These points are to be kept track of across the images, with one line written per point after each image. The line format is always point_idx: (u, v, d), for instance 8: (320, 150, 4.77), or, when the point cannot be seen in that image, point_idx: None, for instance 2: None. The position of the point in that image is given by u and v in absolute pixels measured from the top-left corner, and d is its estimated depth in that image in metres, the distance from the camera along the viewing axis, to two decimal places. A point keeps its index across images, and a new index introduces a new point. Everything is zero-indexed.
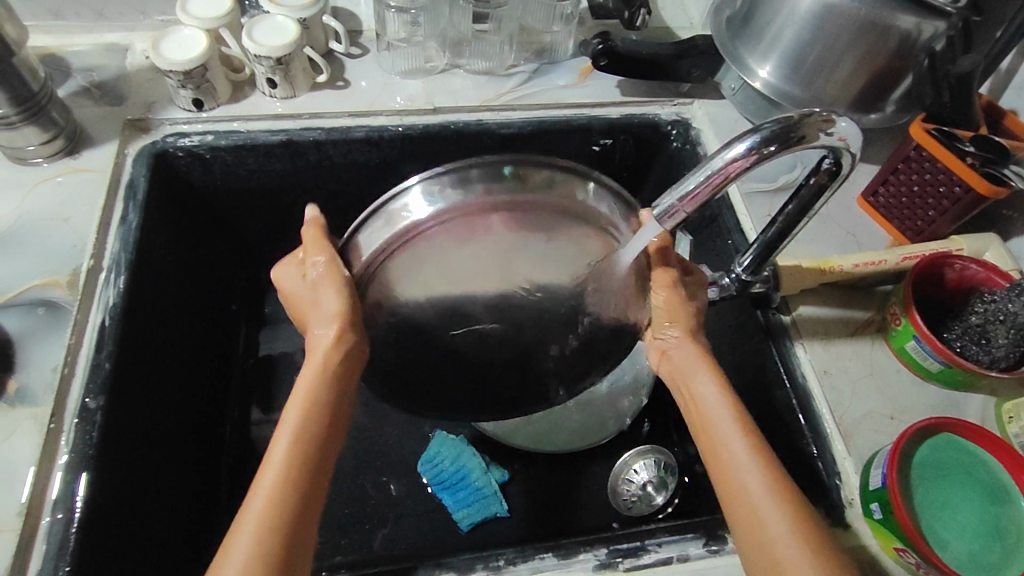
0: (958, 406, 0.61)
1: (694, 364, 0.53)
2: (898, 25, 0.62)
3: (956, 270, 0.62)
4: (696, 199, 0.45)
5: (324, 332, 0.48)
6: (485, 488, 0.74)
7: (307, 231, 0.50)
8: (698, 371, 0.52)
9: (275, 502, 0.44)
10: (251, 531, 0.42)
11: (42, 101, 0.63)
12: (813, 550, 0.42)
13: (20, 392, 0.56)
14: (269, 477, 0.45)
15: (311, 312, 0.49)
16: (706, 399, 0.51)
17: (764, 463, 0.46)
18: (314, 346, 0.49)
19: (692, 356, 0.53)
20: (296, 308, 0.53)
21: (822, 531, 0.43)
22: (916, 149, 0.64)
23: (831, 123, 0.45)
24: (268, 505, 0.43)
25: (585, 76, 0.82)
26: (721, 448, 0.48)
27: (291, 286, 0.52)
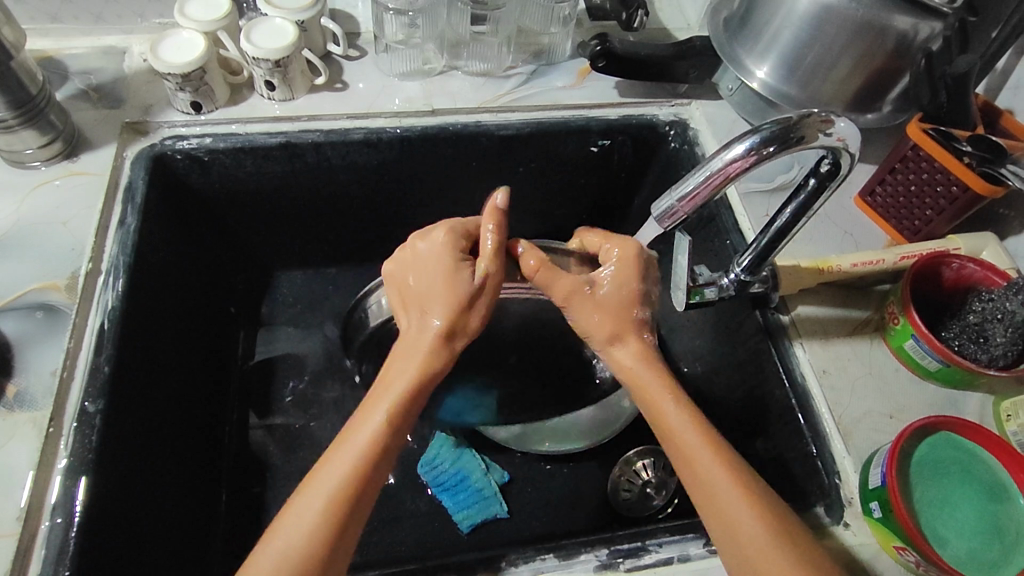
0: (956, 405, 0.61)
1: (632, 365, 0.53)
2: (895, 25, 0.62)
3: (954, 269, 0.62)
4: (696, 200, 0.46)
5: (446, 332, 0.51)
6: (485, 490, 0.75)
7: (493, 230, 0.53)
8: (639, 372, 0.52)
9: (343, 484, 0.45)
10: (307, 525, 0.44)
11: (41, 104, 0.63)
12: (782, 547, 0.45)
13: (19, 396, 0.56)
14: (345, 458, 0.47)
15: (460, 307, 0.51)
16: (664, 408, 0.51)
17: (726, 459, 0.48)
18: (415, 335, 0.52)
19: (627, 357, 0.53)
20: (413, 277, 0.53)
21: (791, 526, 0.46)
22: (913, 149, 0.64)
23: (830, 123, 0.45)
24: (335, 484, 0.45)
25: (583, 77, 0.83)
26: (690, 451, 0.49)
27: (443, 262, 0.52)
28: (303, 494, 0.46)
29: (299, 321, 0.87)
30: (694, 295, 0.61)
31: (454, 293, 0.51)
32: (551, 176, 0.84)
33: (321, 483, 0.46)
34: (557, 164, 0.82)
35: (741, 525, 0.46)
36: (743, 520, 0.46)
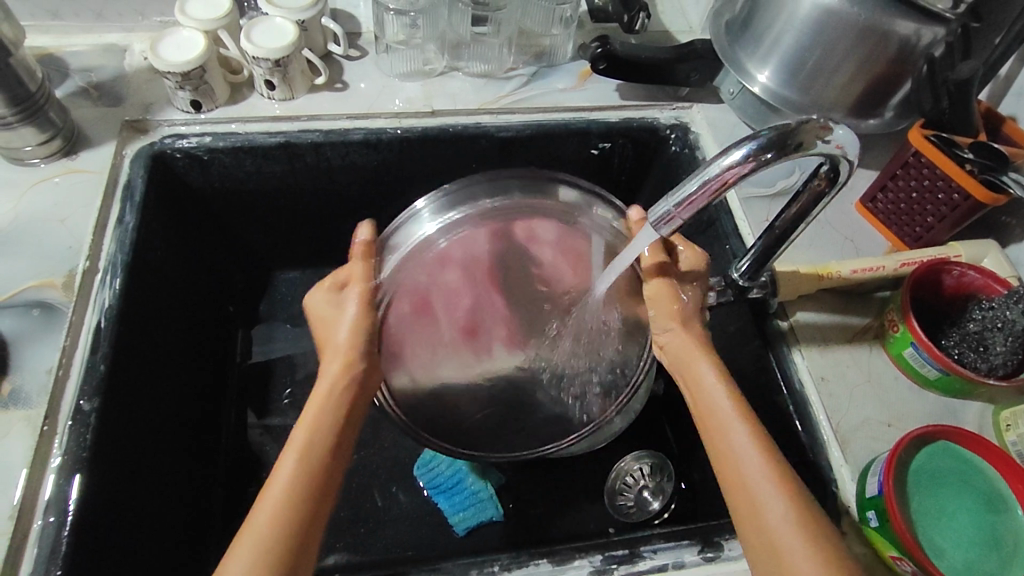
0: (955, 414, 0.61)
1: (688, 346, 0.54)
2: (897, 31, 0.62)
3: (954, 277, 0.62)
4: (687, 207, 0.45)
5: (346, 363, 0.52)
6: (481, 492, 0.73)
7: (361, 264, 0.54)
8: (690, 352, 0.53)
9: (282, 507, 0.44)
10: (253, 549, 0.42)
11: (40, 101, 0.63)
12: (806, 525, 0.44)
13: (14, 394, 0.55)
14: (280, 480, 0.46)
15: (347, 348, 0.52)
16: (706, 379, 0.52)
17: (757, 437, 0.48)
18: (326, 371, 0.52)
19: (684, 339, 0.54)
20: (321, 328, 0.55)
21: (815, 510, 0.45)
22: (914, 155, 0.64)
23: (829, 130, 0.45)
24: (277, 503, 0.44)
25: (584, 80, 0.82)
26: (722, 420, 0.49)
27: (321, 307, 0.55)
28: (256, 511, 0.44)
29: (297, 320, 0.87)
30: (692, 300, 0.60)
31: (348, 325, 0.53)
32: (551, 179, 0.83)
33: (271, 493, 0.45)
34: (557, 166, 0.82)
35: (764, 494, 0.45)
36: (777, 512, 0.45)
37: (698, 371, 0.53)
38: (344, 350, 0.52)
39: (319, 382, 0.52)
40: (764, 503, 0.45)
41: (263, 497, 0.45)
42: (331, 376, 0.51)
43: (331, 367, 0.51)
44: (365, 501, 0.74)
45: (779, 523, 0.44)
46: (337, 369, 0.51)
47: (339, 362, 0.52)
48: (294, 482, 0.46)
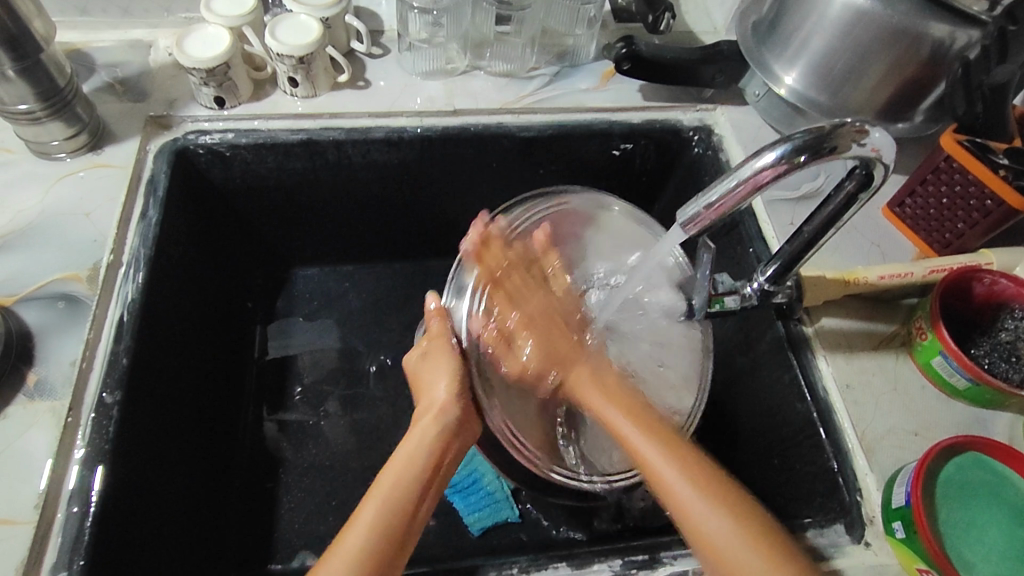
0: (984, 424, 0.60)
1: (633, 434, 0.54)
2: (931, 33, 0.61)
3: (985, 285, 0.60)
4: (715, 210, 0.45)
5: (461, 414, 0.57)
6: (496, 493, 0.74)
7: (440, 324, 0.62)
8: (635, 439, 0.54)
9: (370, 543, 0.47)
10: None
11: (68, 96, 0.63)
12: None
13: (39, 385, 0.56)
14: (365, 517, 0.49)
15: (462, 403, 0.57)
16: (656, 462, 0.52)
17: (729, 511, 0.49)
18: (429, 419, 0.56)
19: (630, 427, 0.55)
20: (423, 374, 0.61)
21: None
22: (946, 160, 0.63)
23: (864, 133, 0.44)
24: (365, 536, 0.48)
25: (606, 80, 0.82)
26: (685, 502, 0.50)
27: (434, 359, 0.60)
28: (339, 544, 0.48)
29: (316, 317, 0.87)
30: (714, 303, 0.60)
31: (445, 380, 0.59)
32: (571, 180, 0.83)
33: (358, 525, 0.49)
34: (578, 167, 0.82)
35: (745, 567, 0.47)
36: None
37: (650, 459, 0.52)
38: (437, 406, 0.57)
39: (412, 434, 0.56)
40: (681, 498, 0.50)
41: (348, 530, 0.49)
42: (420, 428, 0.56)
43: (448, 415, 0.56)
44: None
45: (699, 514, 0.49)
46: (430, 420, 0.56)
47: (456, 405, 0.57)
48: (376, 518, 0.49)
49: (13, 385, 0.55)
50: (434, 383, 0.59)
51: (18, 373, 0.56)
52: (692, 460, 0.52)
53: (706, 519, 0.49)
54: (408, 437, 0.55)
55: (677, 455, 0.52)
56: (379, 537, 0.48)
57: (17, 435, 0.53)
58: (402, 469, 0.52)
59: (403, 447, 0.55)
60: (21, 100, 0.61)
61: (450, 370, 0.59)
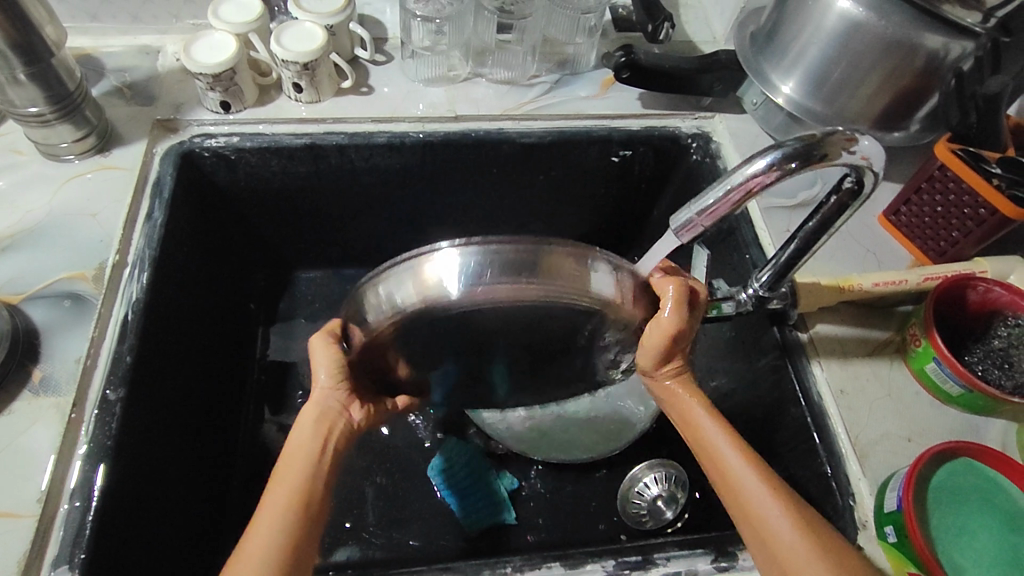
0: (977, 430, 0.60)
1: (685, 404, 0.56)
2: (925, 44, 0.62)
3: (979, 292, 0.61)
4: (707, 216, 0.46)
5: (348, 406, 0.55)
6: (494, 495, 0.74)
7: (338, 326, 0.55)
8: (688, 410, 0.55)
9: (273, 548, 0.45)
10: None
11: (77, 99, 0.65)
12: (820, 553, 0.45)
13: (44, 381, 0.57)
14: (266, 508, 0.48)
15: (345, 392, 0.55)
16: (711, 440, 0.53)
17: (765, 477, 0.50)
18: (308, 415, 0.54)
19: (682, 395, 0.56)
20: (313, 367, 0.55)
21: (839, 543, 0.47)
22: (940, 169, 0.64)
23: (853, 141, 0.44)
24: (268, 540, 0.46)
25: (606, 88, 0.83)
26: (732, 475, 0.50)
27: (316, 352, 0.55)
28: (250, 533, 0.46)
29: (317, 319, 0.88)
30: (711, 310, 0.61)
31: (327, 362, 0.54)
32: (570, 186, 0.84)
33: (258, 537, 0.46)
34: (578, 174, 0.83)
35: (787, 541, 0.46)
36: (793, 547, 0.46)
37: (709, 445, 0.53)
38: (314, 400, 0.54)
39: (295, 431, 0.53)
40: (751, 491, 0.49)
41: (253, 524, 0.47)
42: (304, 419, 0.54)
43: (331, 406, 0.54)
44: (378, 501, 0.74)
45: (765, 502, 0.48)
46: (310, 407, 0.54)
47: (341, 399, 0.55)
48: (280, 503, 0.48)
49: (19, 381, 0.56)
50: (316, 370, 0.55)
51: (24, 370, 0.57)
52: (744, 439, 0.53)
53: (766, 504, 0.48)
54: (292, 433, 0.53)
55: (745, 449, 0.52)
56: (282, 518, 0.47)
57: (22, 430, 0.54)
58: (293, 461, 0.51)
59: (295, 439, 0.53)
60: (31, 103, 0.62)
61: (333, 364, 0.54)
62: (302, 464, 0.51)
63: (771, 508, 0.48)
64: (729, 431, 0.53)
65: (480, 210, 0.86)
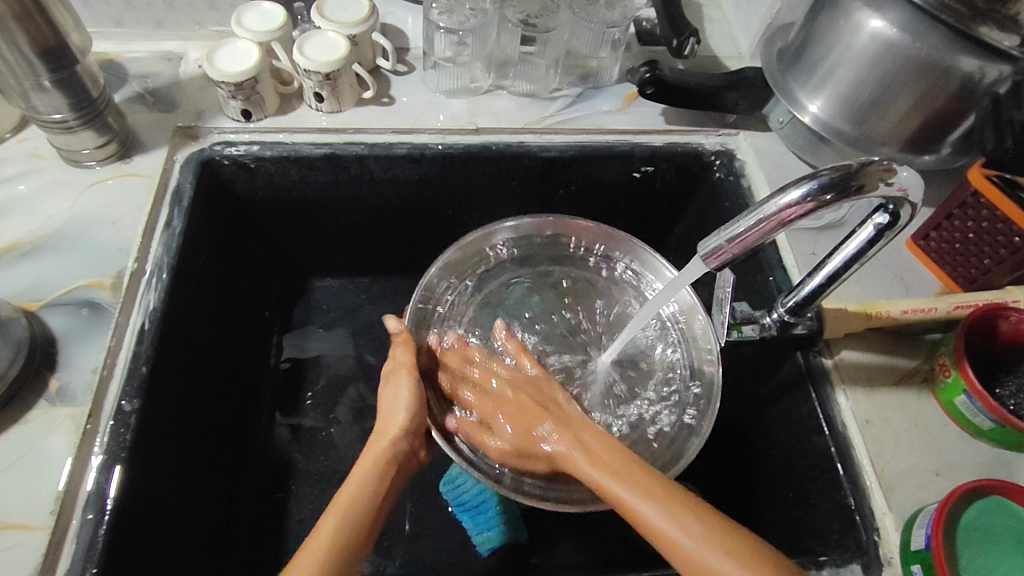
0: (1008, 465, 0.58)
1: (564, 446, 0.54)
2: (960, 67, 0.60)
3: (1012, 322, 0.59)
4: (738, 243, 0.45)
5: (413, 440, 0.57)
6: (508, 514, 0.72)
7: (404, 354, 0.60)
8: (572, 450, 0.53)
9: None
10: None
11: (100, 106, 0.65)
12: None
13: (61, 390, 0.56)
14: (325, 532, 0.48)
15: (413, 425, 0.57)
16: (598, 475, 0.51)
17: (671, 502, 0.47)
18: (377, 445, 0.55)
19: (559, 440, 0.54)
20: (384, 400, 0.58)
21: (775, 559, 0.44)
22: (974, 195, 0.62)
23: (892, 172, 0.43)
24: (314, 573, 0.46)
25: (629, 103, 0.82)
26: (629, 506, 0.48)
27: (393, 379, 0.59)
28: (297, 559, 0.47)
29: (332, 328, 0.88)
30: (732, 331, 0.61)
31: (406, 390, 0.58)
32: (589, 201, 0.83)
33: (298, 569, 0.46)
34: (598, 189, 0.82)
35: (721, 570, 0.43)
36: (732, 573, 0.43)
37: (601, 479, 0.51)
38: (387, 441, 0.55)
39: (360, 462, 0.54)
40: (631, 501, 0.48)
41: (309, 546, 0.48)
42: (374, 452, 0.55)
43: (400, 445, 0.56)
44: (390, 515, 0.74)
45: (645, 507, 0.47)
46: (384, 438, 0.56)
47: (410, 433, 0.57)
48: (340, 532, 0.48)
49: (36, 390, 0.56)
50: (397, 398, 0.57)
51: (41, 378, 0.56)
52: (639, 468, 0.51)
53: (649, 509, 0.47)
54: (361, 459, 0.54)
55: (619, 461, 0.51)
56: (340, 548, 0.48)
57: (37, 440, 0.54)
58: (359, 487, 0.52)
59: (359, 467, 0.54)
60: (55, 110, 0.62)
61: (413, 395, 0.57)
62: (370, 497, 0.52)
63: (659, 513, 0.47)
64: (596, 449, 0.53)
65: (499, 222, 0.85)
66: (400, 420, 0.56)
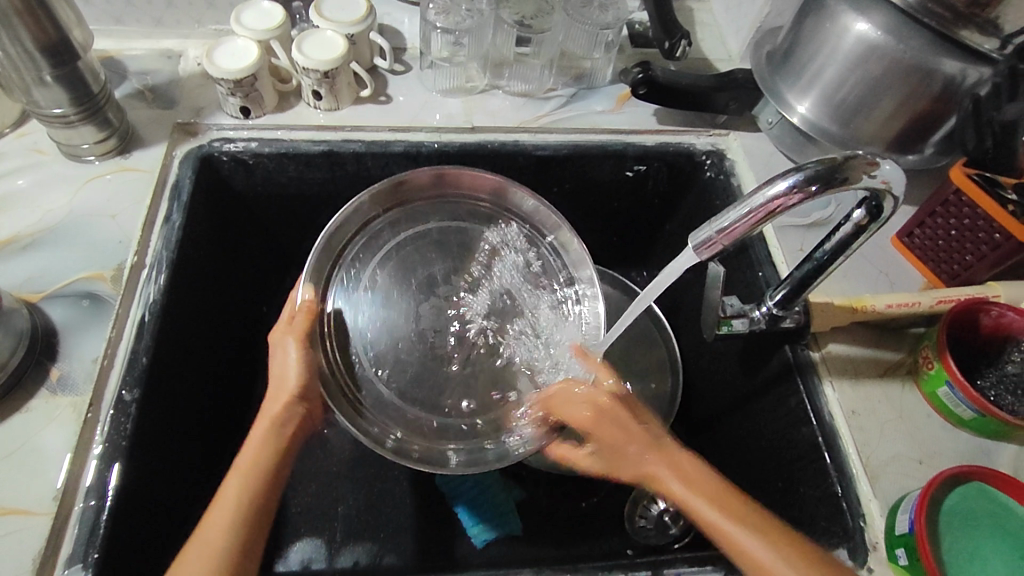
0: (988, 454, 0.60)
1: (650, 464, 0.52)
2: (942, 69, 0.63)
3: (992, 317, 0.61)
4: (725, 236, 0.46)
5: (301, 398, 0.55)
6: (503, 508, 0.74)
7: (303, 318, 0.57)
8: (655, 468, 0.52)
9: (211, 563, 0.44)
10: None
11: (100, 102, 0.66)
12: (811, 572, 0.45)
13: (62, 380, 0.57)
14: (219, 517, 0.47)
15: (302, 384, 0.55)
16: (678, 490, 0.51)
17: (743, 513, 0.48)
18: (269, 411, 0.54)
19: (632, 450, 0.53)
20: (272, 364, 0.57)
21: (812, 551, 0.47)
22: (956, 193, 0.64)
23: (875, 166, 0.45)
24: (211, 554, 0.45)
25: (622, 103, 0.84)
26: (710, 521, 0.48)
27: (280, 346, 0.56)
28: (224, 487, 0.49)
29: None
30: (721, 326, 0.62)
31: (294, 354, 0.56)
32: (583, 200, 0.84)
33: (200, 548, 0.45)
34: (592, 188, 0.83)
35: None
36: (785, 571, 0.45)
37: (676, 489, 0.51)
38: (286, 377, 0.55)
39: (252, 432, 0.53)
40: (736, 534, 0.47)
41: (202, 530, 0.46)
42: (268, 416, 0.53)
43: (291, 409, 0.54)
44: (385, 508, 0.74)
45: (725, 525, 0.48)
46: (281, 376, 0.55)
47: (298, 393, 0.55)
48: (256, 460, 0.50)
49: (37, 379, 0.57)
50: (285, 368, 0.55)
51: (41, 369, 0.57)
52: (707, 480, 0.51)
53: (748, 539, 0.47)
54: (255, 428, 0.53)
55: (702, 482, 0.51)
56: (256, 476, 0.49)
57: (38, 429, 0.54)
58: (268, 421, 0.53)
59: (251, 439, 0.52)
60: (56, 104, 0.63)
61: (300, 357, 0.56)
62: (263, 472, 0.50)
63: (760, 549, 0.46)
64: (672, 459, 0.52)
65: None
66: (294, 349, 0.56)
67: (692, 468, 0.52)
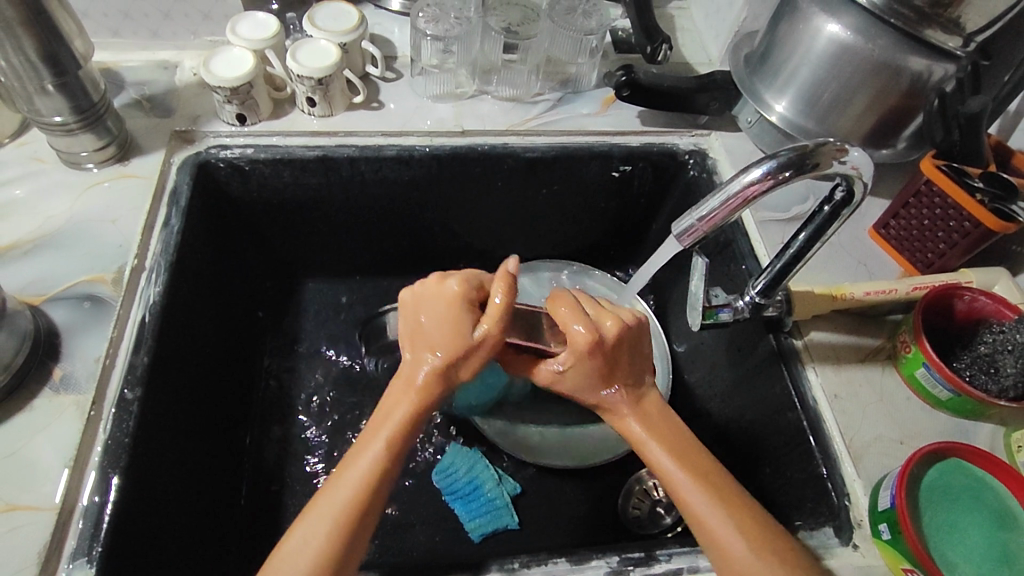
0: (966, 433, 0.62)
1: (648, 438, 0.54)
2: (909, 66, 0.66)
3: (966, 302, 0.64)
4: (702, 225, 0.49)
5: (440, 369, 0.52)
6: (497, 500, 0.75)
7: (501, 295, 0.52)
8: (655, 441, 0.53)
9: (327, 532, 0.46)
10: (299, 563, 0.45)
11: (100, 111, 0.68)
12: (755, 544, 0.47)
13: (65, 379, 0.58)
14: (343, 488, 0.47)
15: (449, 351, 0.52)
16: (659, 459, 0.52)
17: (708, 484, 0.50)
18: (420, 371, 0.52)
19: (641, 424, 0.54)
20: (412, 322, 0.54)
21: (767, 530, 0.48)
22: (927, 184, 0.67)
23: (844, 152, 0.47)
24: (326, 520, 0.46)
25: (607, 106, 0.86)
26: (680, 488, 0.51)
27: (423, 304, 0.54)
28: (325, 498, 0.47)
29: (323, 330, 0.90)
30: (708, 316, 0.64)
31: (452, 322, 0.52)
32: (572, 200, 0.87)
33: (328, 502, 0.47)
34: (580, 188, 0.86)
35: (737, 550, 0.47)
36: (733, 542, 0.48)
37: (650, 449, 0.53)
38: (419, 385, 0.52)
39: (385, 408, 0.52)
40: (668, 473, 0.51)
41: (309, 512, 0.47)
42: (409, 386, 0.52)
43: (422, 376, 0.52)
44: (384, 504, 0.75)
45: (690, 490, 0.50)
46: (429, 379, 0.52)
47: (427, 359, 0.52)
48: (373, 466, 0.48)
49: (39, 379, 0.58)
50: (437, 332, 0.52)
51: (44, 369, 0.58)
52: (692, 449, 0.53)
53: (688, 489, 0.50)
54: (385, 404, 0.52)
55: (683, 453, 0.52)
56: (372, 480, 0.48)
57: (42, 426, 0.55)
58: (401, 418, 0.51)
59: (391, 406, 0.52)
60: (56, 113, 0.65)
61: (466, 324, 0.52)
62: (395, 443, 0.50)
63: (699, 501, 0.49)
64: (663, 432, 0.54)
65: (486, 221, 0.88)
66: (431, 362, 0.52)
67: (655, 418, 0.55)
